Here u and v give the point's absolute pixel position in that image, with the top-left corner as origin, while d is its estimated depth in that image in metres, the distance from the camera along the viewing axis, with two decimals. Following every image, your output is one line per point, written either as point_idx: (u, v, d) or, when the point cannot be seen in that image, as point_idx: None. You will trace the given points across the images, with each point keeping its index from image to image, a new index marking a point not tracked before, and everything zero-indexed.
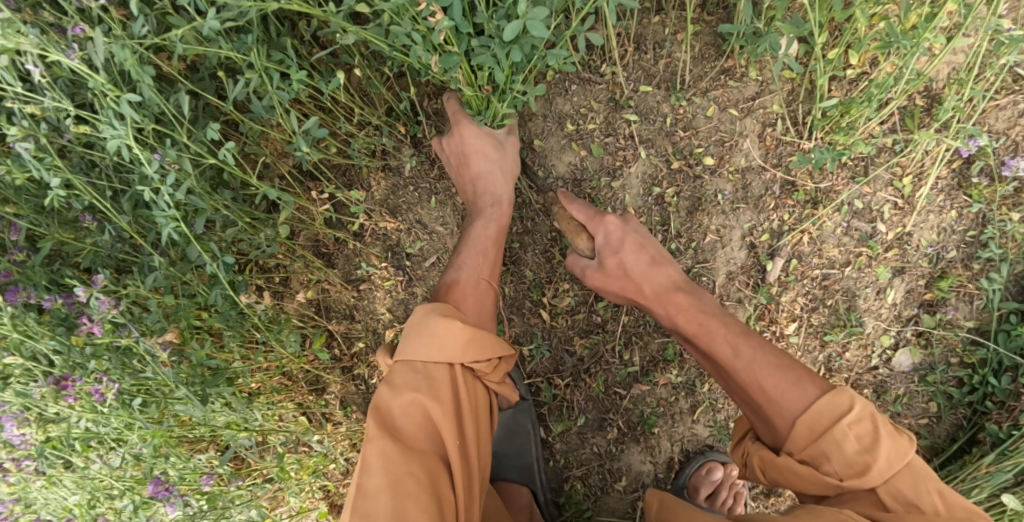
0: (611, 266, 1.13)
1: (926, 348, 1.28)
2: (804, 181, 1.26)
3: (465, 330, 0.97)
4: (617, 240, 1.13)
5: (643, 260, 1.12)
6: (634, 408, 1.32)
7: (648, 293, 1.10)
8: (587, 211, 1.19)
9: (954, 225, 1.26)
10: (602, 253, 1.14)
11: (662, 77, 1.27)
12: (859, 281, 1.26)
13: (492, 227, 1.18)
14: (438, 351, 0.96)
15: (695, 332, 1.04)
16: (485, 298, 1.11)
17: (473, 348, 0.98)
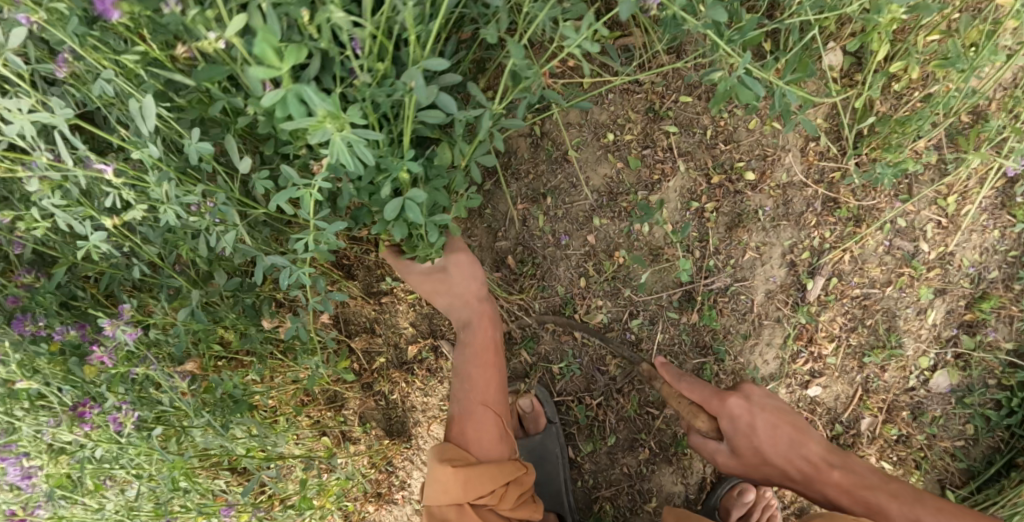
0: (745, 450, 1.04)
1: (964, 370, 1.27)
2: (847, 199, 1.22)
3: (457, 473, 1.01)
4: (745, 425, 1.04)
5: (768, 412, 1.05)
6: (666, 429, 1.28)
7: (763, 463, 1.04)
8: (700, 391, 1.09)
9: (996, 245, 1.24)
10: (738, 444, 1.04)
11: (703, 88, 1.22)
12: (900, 302, 1.24)
13: (469, 351, 1.12)
14: (445, 516, 1.03)
15: (864, 512, 1.00)
16: (487, 425, 1.08)
17: (472, 485, 1.01)
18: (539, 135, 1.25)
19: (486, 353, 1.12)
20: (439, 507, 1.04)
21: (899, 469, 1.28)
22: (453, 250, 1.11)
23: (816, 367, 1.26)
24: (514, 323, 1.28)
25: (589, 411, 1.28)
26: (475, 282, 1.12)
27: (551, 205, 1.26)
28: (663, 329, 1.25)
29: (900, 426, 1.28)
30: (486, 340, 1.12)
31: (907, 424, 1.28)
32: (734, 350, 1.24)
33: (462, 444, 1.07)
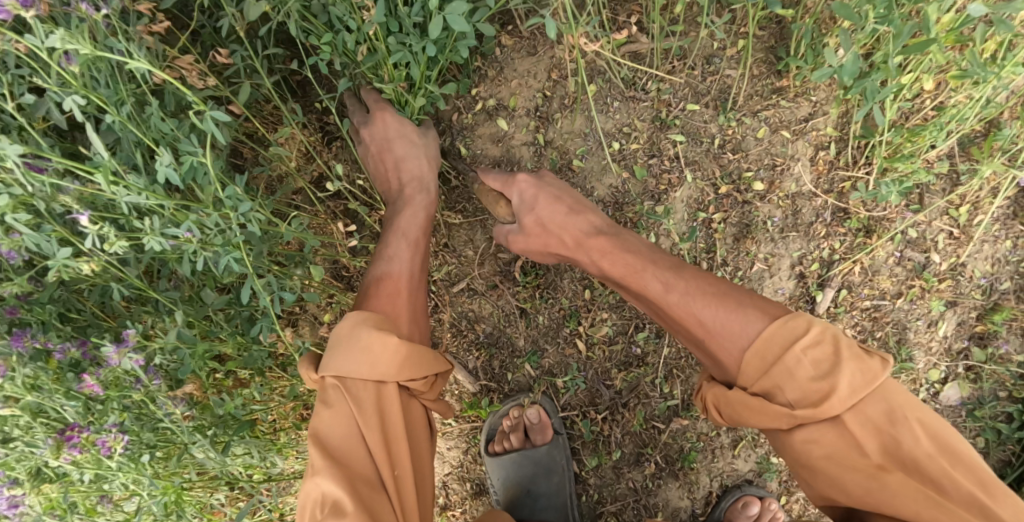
0: (531, 230, 1.04)
1: (975, 383, 1.25)
2: (858, 209, 1.19)
3: (401, 345, 0.87)
4: (529, 199, 1.05)
5: (581, 234, 1.01)
6: (673, 443, 1.26)
7: (572, 244, 1.02)
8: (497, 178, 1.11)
9: (1009, 255, 1.21)
10: (523, 234, 1.05)
11: (710, 96, 1.20)
12: (910, 313, 1.21)
13: (418, 215, 1.08)
14: (364, 393, 0.86)
15: (621, 274, 0.97)
16: (418, 295, 1.02)
17: (408, 366, 0.89)
18: (543, 143, 1.23)
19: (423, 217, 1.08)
20: (359, 384, 0.87)
21: None
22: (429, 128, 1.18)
23: None
24: (517, 335, 1.26)
25: (594, 424, 1.26)
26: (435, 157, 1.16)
27: None
28: (669, 342, 1.22)
29: None
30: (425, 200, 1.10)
31: None
32: None
33: (385, 308, 0.96)
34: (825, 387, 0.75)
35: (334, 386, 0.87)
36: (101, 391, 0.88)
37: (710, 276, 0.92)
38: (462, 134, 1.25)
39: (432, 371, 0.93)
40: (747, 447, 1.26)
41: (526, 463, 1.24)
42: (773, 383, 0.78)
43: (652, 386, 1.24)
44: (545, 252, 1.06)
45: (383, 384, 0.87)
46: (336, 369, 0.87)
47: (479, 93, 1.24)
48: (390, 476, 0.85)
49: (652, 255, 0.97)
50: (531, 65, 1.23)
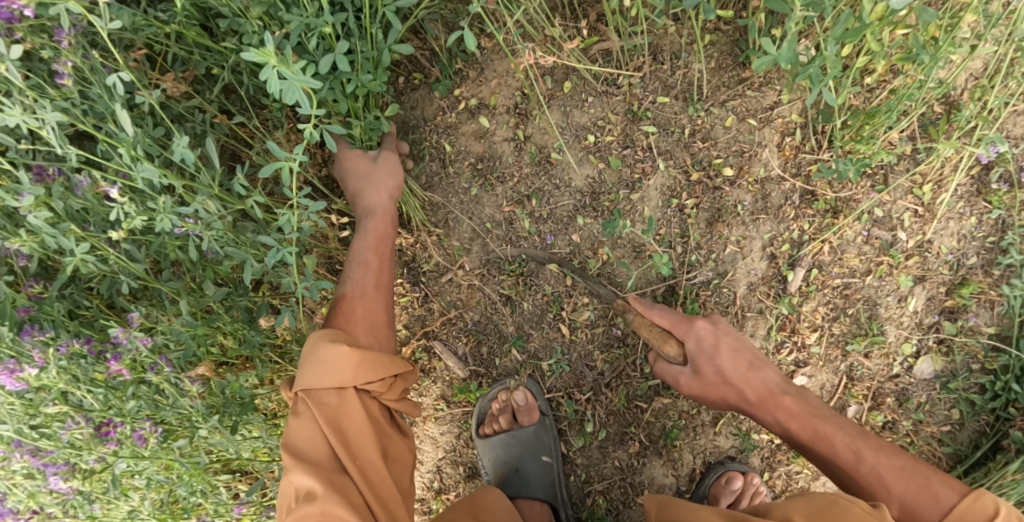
0: (709, 374, 1.07)
1: (948, 356, 1.29)
2: (825, 191, 1.25)
3: (355, 352, 0.95)
4: (711, 345, 1.07)
5: (742, 368, 1.07)
6: (656, 421, 1.31)
7: (755, 398, 1.06)
8: (672, 316, 1.12)
9: (974, 231, 1.26)
10: (702, 366, 1.07)
11: (679, 88, 1.26)
12: (880, 290, 1.26)
13: (370, 238, 1.11)
14: (329, 401, 0.95)
15: (809, 438, 1.04)
16: (377, 307, 1.09)
17: (364, 368, 0.97)
18: (522, 138, 1.30)
19: (387, 234, 1.14)
20: (323, 392, 0.96)
21: None
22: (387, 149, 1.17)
23: (801, 357, 1.29)
24: (503, 321, 1.32)
25: (579, 406, 1.31)
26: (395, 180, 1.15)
27: (536, 206, 1.29)
28: None
29: (886, 413, 1.30)
30: (388, 214, 1.15)
31: (892, 410, 1.30)
32: None
33: (349, 325, 1.05)
34: (992, 506, 0.90)
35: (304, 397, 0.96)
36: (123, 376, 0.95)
37: (888, 445, 1.02)
38: (446, 133, 1.32)
39: (391, 374, 1.01)
40: (728, 424, 1.31)
41: (516, 444, 1.30)
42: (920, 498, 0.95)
43: (633, 367, 1.29)
44: (719, 400, 1.09)
45: (344, 389, 0.96)
46: (302, 381, 0.95)
47: (461, 93, 1.32)
48: (356, 467, 0.94)
49: (810, 399, 1.07)
50: (509, 65, 1.30)
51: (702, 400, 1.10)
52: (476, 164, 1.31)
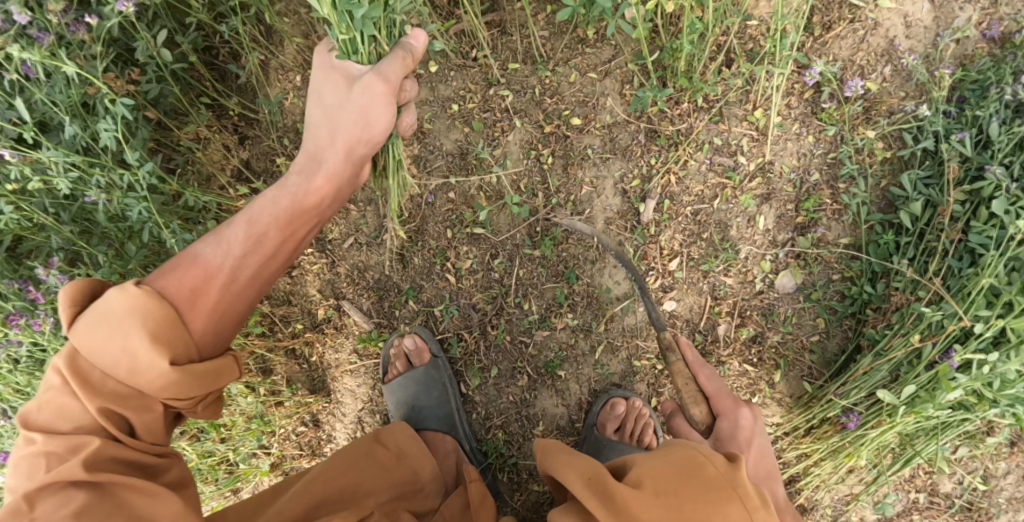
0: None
1: (806, 269, 1.37)
2: (666, 127, 1.37)
3: (173, 372, 0.82)
4: (745, 437, 1.08)
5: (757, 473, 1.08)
6: (539, 354, 1.43)
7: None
8: (716, 387, 1.15)
9: (813, 149, 1.35)
10: (724, 447, 1.08)
11: (527, 54, 1.43)
12: (729, 213, 1.37)
13: (273, 209, 0.97)
14: (115, 388, 0.83)
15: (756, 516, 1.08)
16: (247, 294, 0.95)
17: (176, 389, 0.84)
18: None
19: (308, 217, 1.02)
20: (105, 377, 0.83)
21: (761, 368, 1.39)
22: (382, 75, 0.99)
23: (666, 282, 1.40)
24: (398, 277, 1.48)
25: (470, 347, 1.45)
26: (356, 130, 1.01)
27: (415, 172, 1.47)
28: (520, 264, 1.41)
29: (753, 328, 1.39)
30: (304, 202, 1.01)
31: (759, 325, 1.38)
32: (584, 274, 1.40)
33: (181, 304, 0.86)
34: None
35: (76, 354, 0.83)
36: (43, 305, 1.17)
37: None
38: None
39: (203, 395, 0.88)
40: (607, 351, 1.42)
41: (414, 384, 1.43)
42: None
43: (512, 305, 1.42)
44: None
45: (143, 396, 0.84)
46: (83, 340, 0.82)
47: None
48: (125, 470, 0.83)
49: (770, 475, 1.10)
50: None
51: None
52: None
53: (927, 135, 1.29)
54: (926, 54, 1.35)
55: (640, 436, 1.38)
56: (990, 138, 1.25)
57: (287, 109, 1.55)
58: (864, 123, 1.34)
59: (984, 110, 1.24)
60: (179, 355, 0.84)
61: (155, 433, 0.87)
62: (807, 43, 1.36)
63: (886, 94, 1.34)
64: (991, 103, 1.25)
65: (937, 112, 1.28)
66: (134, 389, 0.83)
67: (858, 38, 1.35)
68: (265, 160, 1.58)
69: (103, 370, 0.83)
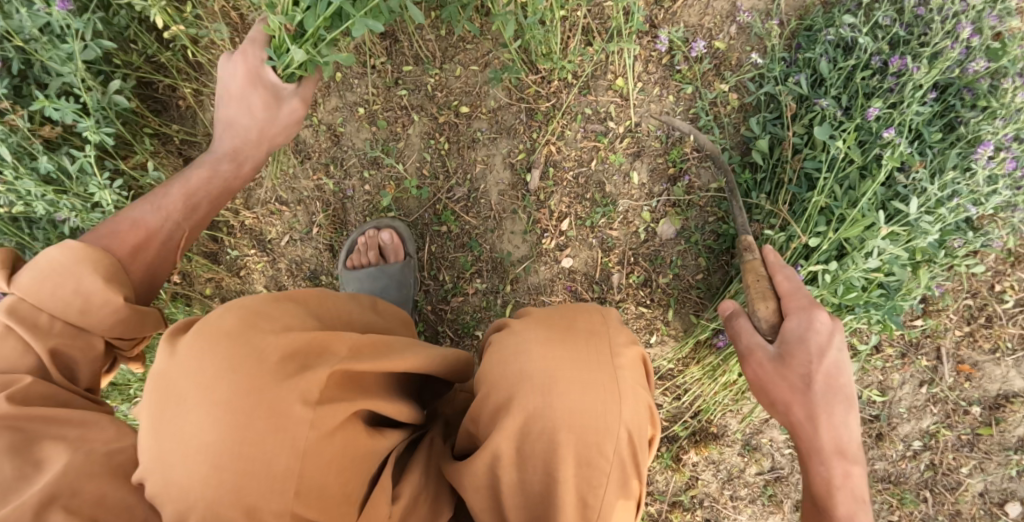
0: (796, 361, 0.97)
1: (683, 214, 1.51)
2: (542, 105, 1.55)
3: (127, 309, 0.89)
4: (818, 344, 0.96)
5: (830, 395, 0.95)
6: (458, 318, 1.59)
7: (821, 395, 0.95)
8: (794, 287, 1.07)
9: (674, 107, 1.51)
10: (793, 350, 0.97)
11: (417, 57, 1.62)
12: (606, 173, 1.53)
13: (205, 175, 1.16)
14: (55, 331, 0.85)
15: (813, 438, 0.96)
16: (174, 258, 1.06)
17: (128, 328, 0.90)
18: (315, 122, 1.67)
19: (227, 198, 1.20)
20: (47, 316, 0.85)
21: (654, 309, 1.53)
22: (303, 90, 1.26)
23: (560, 241, 1.55)
24: (330, 265, 1.68)
25: None
26: (278, 125, 1.25)
27: (334, 171, 1.66)
28: (431, 240, 1.59)
29: (642, 273, 1.53)
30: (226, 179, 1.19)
31: (647, 269, 1.53)
32: (486, 242, 1.57)
33: (120, 253, 0.97)
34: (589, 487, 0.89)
35: (18, 303, 0.85)
36: None
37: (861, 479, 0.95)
38: None
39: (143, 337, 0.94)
40: (516, 310, 1.58)
41: (377, 277, 1.50)
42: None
43: (429, 277, 1.60)
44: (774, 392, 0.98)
45: (85, 334, 0.87)
46: (31, 288, 0.85)
47: None
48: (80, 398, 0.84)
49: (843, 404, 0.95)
50: None
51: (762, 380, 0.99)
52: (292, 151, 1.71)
53: (769, 81, 1.44)
54: (767, 10, 1.48)
55: None
56: (822, 76, 1.38)
57: None
58: (717, 78, 1.49)
59: (812, 51, 1.39)
60: (128, 293, 0.91)
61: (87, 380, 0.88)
62: (659, 14, 1.52)
63: (733, 50, 1.49)
64: (819, 45, 1.39)
65: (774, 59, 1.43)
66: (71, 327, 0.86)
67: (703, 4, 1.51)
68: None
69: (48, 315, 0.86)
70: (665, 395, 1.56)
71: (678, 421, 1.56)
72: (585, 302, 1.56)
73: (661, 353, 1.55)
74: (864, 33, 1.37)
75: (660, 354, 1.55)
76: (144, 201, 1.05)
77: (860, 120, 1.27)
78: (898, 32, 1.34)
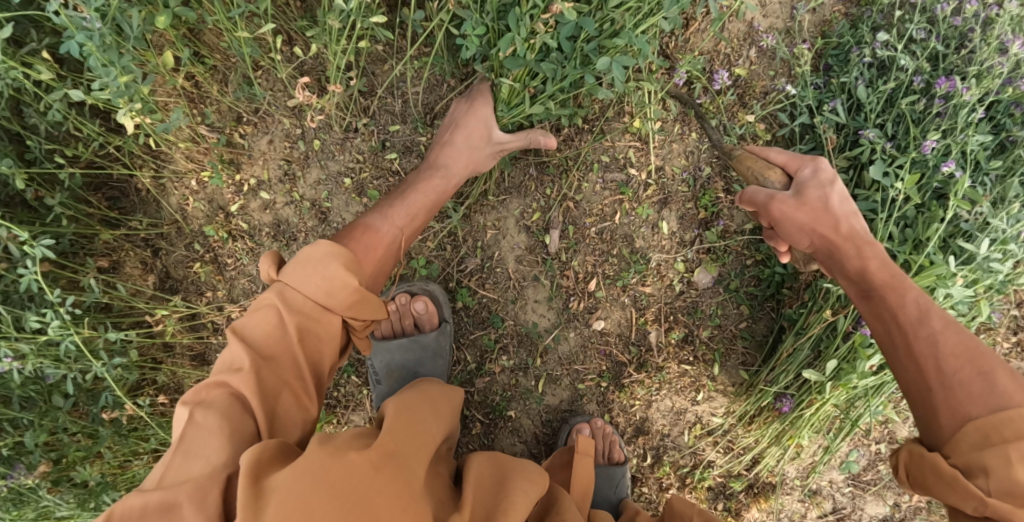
0: (810, 198, 1.04)
1: (719, 261, 1.39)
2: (555, 156, 1.38)
3: (358, 291, 0.98)
4: (828, 177, 1.05)
5: (850, 214, 1.03)
6: (486, 400, 1.45)
7: (842, 224, 1.02)
8: (790, 155, 1.12)
9: (699, 145, 1.37)
10: (806, 187, 1.05)
11: (404, 115, 1.45)
12: (632, 225, 1.39)
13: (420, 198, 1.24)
14: (304, 310, 0.96)
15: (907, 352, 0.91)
16: (388, 257, 1.16)
17: (359, 308, 0.99)
18: (298, 198, 1.50)
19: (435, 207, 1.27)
20: (303, 299, 0.96)
21: (699, 365, 1.41)
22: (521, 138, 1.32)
23: (589, 303, 1.42)
24: None
25: None
26: (473, 156, 1.30)
27: None
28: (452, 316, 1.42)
29: (682, 328, 1.41)
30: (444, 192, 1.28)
31: (687, 324, 1.41)
32: (507, 315, 1.42)
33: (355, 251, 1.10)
34: None
35: (282, 286, 0.97)
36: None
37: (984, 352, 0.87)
38: (240, 215, 1.54)
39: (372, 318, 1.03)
40: (549, 383, 1.44)
41: (415, 350, 1.36)
42: (982, 467, 0.78)
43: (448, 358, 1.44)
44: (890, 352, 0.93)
45: (327, 313, 0.97)
46: (290, 276, 0.97)
47: (246, 177, 1.53)
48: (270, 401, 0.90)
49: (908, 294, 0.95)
50: (267, 143, 1.50)
51: (780, 225, 1.05)
52: (275, 232, 1.52)
53: (802, 110, 1.31)
54: (786, 29, 1.37)
55: (609, 454, 1.41)
56: (860, 101, 1.26)
57: (190, 215, 1.57)
58: (741, 108, 1.36)
59: (847, 76, 1.26)
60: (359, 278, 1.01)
61: (320, 357, 0.98)
62: (670, 43, 1.37)
63: (756, 76, 1.35)
64: (853, 68, 1.27)
65: (805, 88, 1.30)
66: (315, 304, 0.96)
67: (718, 28, 1.37)
68: (183, 266, 1.59)
69: (301, 295, 0.97)
70: (718, 452, 1.43)
71: (735, 477, 1.43)
72: (623, 365, 1.44)
73: (710, 410, 1.43)
74: (901, 51, 1.25)
75: (709, 411, 1.43)
76: (374, 209, 1.20)
77: (916, 153, 1.16)
78: (937, 46, 1.22)
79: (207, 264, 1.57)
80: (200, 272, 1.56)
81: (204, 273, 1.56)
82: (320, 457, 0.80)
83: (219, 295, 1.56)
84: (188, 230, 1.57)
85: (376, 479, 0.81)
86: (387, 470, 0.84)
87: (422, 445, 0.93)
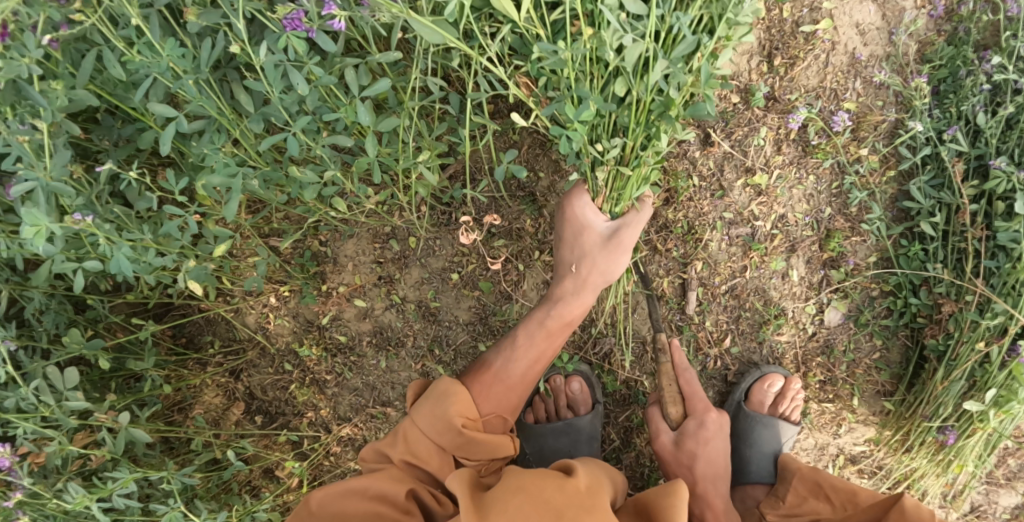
0: (685, 451, 1.18)
1: (847, 298, 1.38)
2: (677, 219, 1.34)
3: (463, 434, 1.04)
4: (706, 436, 1.18)
5: (712, 472, 1.17)
6: (634, 473, 1.39)
7: (682, 450, 1.19)
8: (696, 391, 1.23)
9: (817, 187, 1.35)
10: (687, 440, 1.18)
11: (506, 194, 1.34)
12: (762, 277, 1.36)
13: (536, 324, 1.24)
14: (425, 447, 1.04)
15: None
16: (507, 395, 1.20)
17: (471, 446, 1.05)
18: (399, 301, 1.39)
19: (547, 329, 1.25)
20: (425, 442, 1.05)
21: (839, 402, 1.41)
22: (619, 230, 1.21)
23: (726, 362, 1.39)
24: None
25: None
26: (592, 267, 1.24)
27: (441, 353, 1.40)
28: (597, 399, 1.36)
29: (821, 370, 1.40)
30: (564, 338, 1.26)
31: (824, 365, 1.40)
32: (650, 389, 1.37)
33: (477, 394, 1.17)
34: None
35: (409, 425, 1.07)
36: None
37: None
38: (334, 326, 1.41)
39: (486, 458, 1.07)
40: None
41: (568, 432, 1.34)
42: None
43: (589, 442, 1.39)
44: None
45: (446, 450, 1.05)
46: (418, 413, 1.07)
47: (335, 285, 1.40)
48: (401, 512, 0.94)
49: None
50: (355, 246, 1.38)
51: (662, 461, 1.22)
52: (376, 338, 1.41)
53: (921, 142, 1.30)
54: (886, 55, 1.33)
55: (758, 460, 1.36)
56: (979, 126, 1.25)
57: (274, 332, 1.42)
58: (856, 143, 1.33)
59: (966, 104, 1.23)
60: (465, 421, 1.06)
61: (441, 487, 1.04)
62: (776, 85, 1.32)
63: (867, 108, 1.33)
64: (970, 94, 1.24)
65: (923, 120, 1.27)
66: (435, 433, 1.05)
67: (822, 63, 1.33)
68: (273, 388, 1.45)
69: (422, 433, 1.06)
70: (863, 479, 1.43)
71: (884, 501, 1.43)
72: None
73: (852, 440, 1.43)
74: (1016, 72, 1.21)
75: (851, 442, 1.43)
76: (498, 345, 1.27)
77: None
78: None
79: (306, 383, 1.44)
80: (299, 392, 1.44)
81: (303, 393, 1.44)
82: (522, 479, 0.86)
83: (322, 415, 1.44)
84: (275, 350, 1.43)
85: (565, 491, 0.85)
86: (576, 496, 0.85)
87: (596, 484, 0.91)
